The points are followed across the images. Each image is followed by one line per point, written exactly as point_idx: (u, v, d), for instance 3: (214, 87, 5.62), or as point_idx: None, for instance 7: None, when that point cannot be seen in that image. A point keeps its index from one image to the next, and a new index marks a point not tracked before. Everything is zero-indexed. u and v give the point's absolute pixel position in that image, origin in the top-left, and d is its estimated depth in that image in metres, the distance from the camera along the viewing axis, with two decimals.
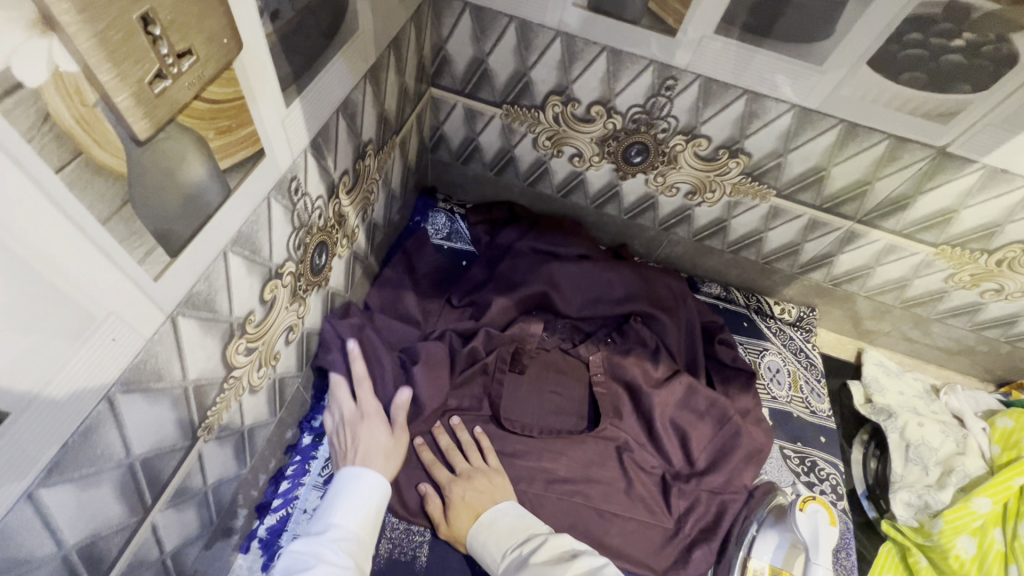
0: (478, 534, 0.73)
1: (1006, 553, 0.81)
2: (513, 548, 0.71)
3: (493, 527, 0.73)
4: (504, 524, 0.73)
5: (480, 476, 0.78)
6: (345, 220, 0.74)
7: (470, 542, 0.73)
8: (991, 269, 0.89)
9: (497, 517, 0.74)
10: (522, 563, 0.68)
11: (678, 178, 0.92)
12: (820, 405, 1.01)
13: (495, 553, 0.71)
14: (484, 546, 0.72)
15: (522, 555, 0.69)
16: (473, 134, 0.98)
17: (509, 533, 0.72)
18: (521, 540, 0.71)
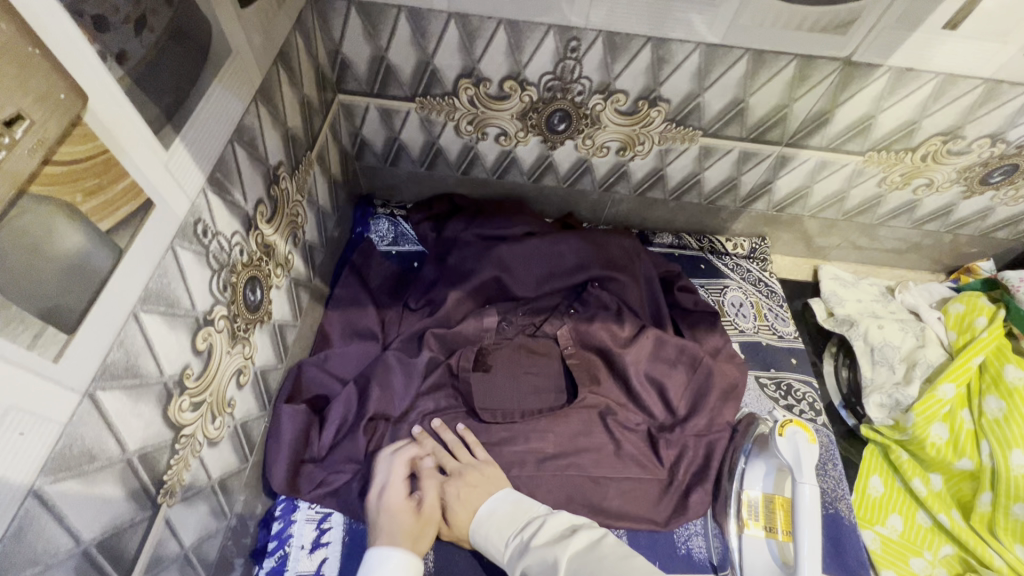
0: (476, 528, 0.71)
1: (976, 431, 0.85)
2: (513, 535, 0.70)
3: (490, 518, 0.71)
4: (502, 512, 0.72)
5: (473, 472, 0.77)
6: (273, 250, 0.71)
7: (472, 536, 0.72)
8: (919, 165, 0.91)
9: (493, 509, 0.72)
10: (525, 549, 0.67)
11: (606, 138, 0.91)
12: (786, 328, 1.03)
13: (498, 544, 0.70)
14: (485, 538, 0.71)
15: (524, 540, 0.68)
16: (393, 133, 0.95)
17: (507, 520, 0.71)
18: (521, 524, 0.70)
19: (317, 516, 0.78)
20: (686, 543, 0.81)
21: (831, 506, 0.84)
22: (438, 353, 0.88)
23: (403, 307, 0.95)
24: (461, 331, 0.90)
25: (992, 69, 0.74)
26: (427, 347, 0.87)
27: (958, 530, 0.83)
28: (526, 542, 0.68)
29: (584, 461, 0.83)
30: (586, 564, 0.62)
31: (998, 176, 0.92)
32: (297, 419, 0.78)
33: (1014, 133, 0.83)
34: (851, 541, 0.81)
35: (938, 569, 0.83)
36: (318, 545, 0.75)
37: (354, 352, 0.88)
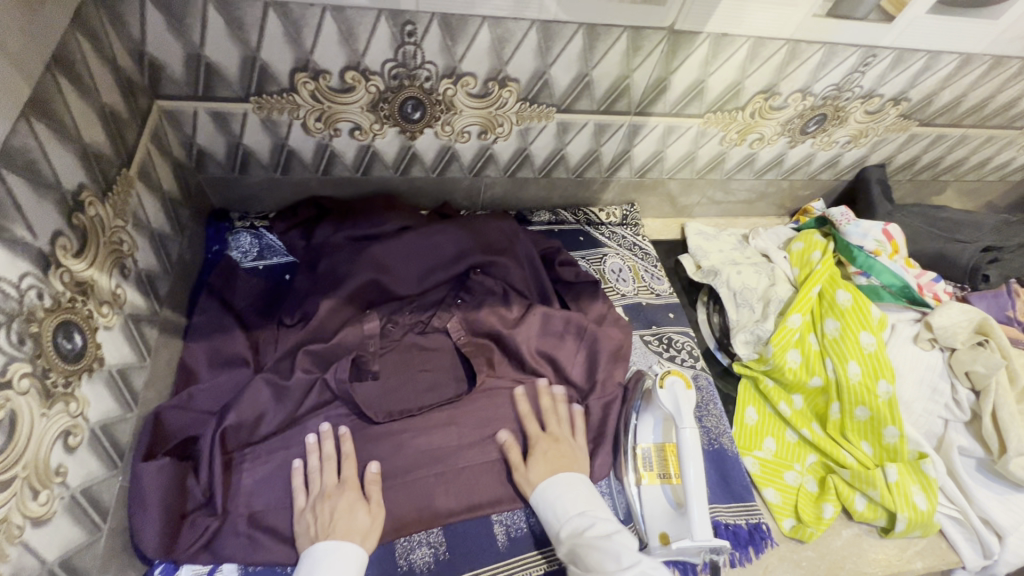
0: (546, 490, 0.77)
1: (821, 351, 0.97)
2: (583, 518, 0.73)
3: (560, 488, 0.77)
4: (583, 493, 0.76)
5: (547, 442, 0.84)
6: (92, 287, 0.61)
7: (537, 496, 0.78)
8: (750, 121, 1.00)
9: (571, 483, 0.78)
10: (599, 533, 0.69)
11: (464, 122, 0.90)
12: (662, 286, 1.10)
13: (568, 511, 0.74)
14: (552, 504, 0.76)
15: (593, 525, 0.71)
16: (233, 138, 0.87)
17: (584, 502, 0.75)
18: (594, 514, 0.74)
19: (205, 569, 0.71)
20: None
21: (715, 442, 0.92)
22: (316, 370, 0.84)
23: (277, 325, 0.88)
24: (340, 342, 0.86)
25: (791, 30, 0.83)
26: (297, 367, 0.82)
27: (819, 440, 0.94)
28: (594, 530, 0.70)
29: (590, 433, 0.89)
30: None
31: (813, 126, 1.03)
32: (163, 477, 0.69)
33: (819, 86, 0.94)
34: (735, 470, 0.90)
35: (807, 477, 0.94)
36: None
37: (221, 385, 0.80)
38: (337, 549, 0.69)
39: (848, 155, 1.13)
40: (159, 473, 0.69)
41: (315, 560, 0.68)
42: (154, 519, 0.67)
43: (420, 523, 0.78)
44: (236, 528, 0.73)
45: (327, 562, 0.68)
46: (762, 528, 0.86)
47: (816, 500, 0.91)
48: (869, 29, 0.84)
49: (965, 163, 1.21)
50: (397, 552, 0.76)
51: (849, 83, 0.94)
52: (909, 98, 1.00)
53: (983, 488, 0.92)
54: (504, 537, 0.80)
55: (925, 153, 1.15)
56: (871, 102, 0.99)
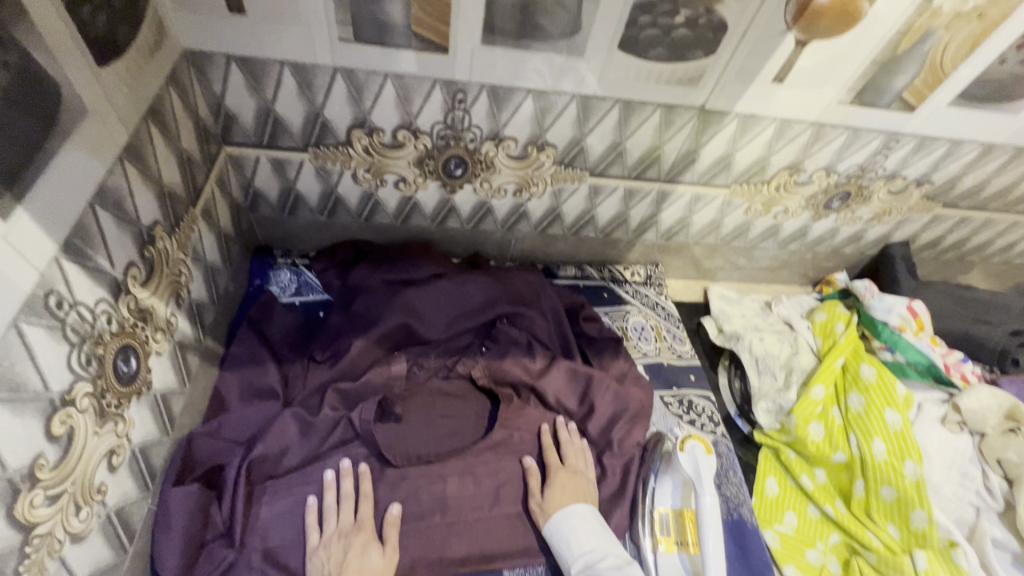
0: (555, 525, 0.79)
1: (845, 426, 0.96)
2: (592, 549, 0.77)
3: (572, 524, 0.79)
4: (587, 524, 0.79)
5: (566, 474, 0.85)
6: (150, 314, 0.66)
7: (550, 530, 0.80)
8: (776, 194, 1.04)
9: (577, 516, 0.80)
10: (610, 568, 0.74)
11: (502, 180, 0.95)
12: (683, 347, 1.11)
13: (581, 544, 0.77)
14: (566, 540, 0.78)
15: (604, 558, 0.75)
16: (288, 183, 0.93)
17: (598, 535, 0.78)
18: (601, 543, 0.78)
19: None
20: None
21: (735, 512, 0.90)
22: (342, 408, 0.87)
23: (308, 360, 0.91)
24: (367, 382, 0.89)
25: (816, 114, 0.88)
26: (324, 404, 0.85)
27: (843, 518, 0.92)
28: (608, 562, 0.75)
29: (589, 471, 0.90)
30: None
31: (837, 201, 1.07)
32: (190, 502, 0.71)
33: (843, 165, 0.98)
34: (755, 544, 0.87)
35: (830, 557, 0.91)
36: None
37: (250, 415, 0.82)
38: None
39: (871, 231, 1.16)
40: (187, 497, 0.71)
41: None
42: (176, 545, 0.69)
43: (430, 569, 0.78)
44: (250, 563, 0.73)
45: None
46: None
47: None
48: (891, 116, 0.89)
49: (991, 246, 1.22)
50: None
51: (872, 165, 0.98)
52: (933, 181, 1.03)
53: None
54: None
55: (950, 233, 1.17)
56: (895, 183, 1.02)
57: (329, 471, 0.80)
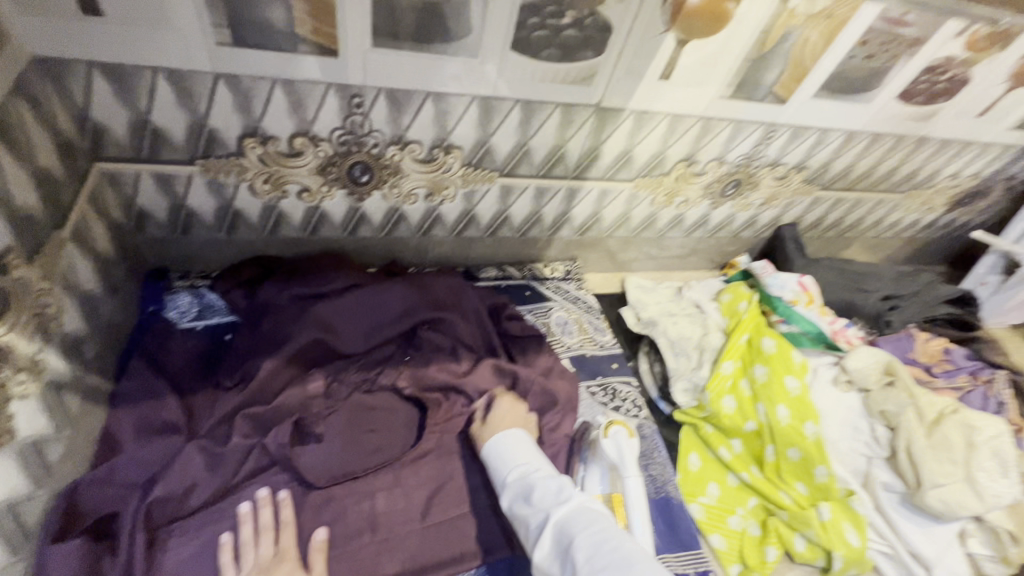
0: (491, 445, 0.83)
1: (753, 396, 1.03)
2: (525, 463, 0.79)
3: (508, 445, 0.82)
4: (522, 445, 0.83)
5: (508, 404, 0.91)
6: (8, 352, 0.58)
7: (487, 451, 0.83)
8: (676, 185, 1.10)
9: (511, 440, 0.83)
10: (540, 476, 0.76)
11: (412, 185, 0.94)
12: (605, 337, 1.15)
13: (513, 460, 0.80)
14: (502, 457, 0.81)
15: (535, 470, 0.78)
16: (177, 199, 0.87)
17: (531, 454, 0.81)
18: (534, 458, 0.80)
19: None
20: None
21: (661, 490, 0.94)
22: (256, 435, 0.81)
23: (214, 388, 0.85)
24: (281, 405, 0.84)
25: (703, 108, 0.94)
26: (234, 433, 0.79)
27: (758, 483, 0.98)
28: (538, 472, 0.77)
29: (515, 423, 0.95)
30: (590, 516, 0.67)
31: (731, 189, 1.15)
32: (75, 558, 0.64)
33: (732, 155, 1.06)
34: (682, 518, 0.92)
35: (750, 521, 0.97)
36: None
37: (148, 454, 0.75)
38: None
39: (764, 215, 1.26)
40: (72, 553, 0.64)
41: None
42: None
43: None
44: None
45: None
46: None
47: (759, 543, 0.94)
48: (767, 109, 0.97)
49: (864, 223, 1.36)
50: None
51: (757, 154, 1.07)
52: (809, 166, 1.13)
53: (909, 523, 0.97)
54: None
55: (830, 213, 1.30)
56: (778, 169, 1.12)
57: (244, 504, 0.75)
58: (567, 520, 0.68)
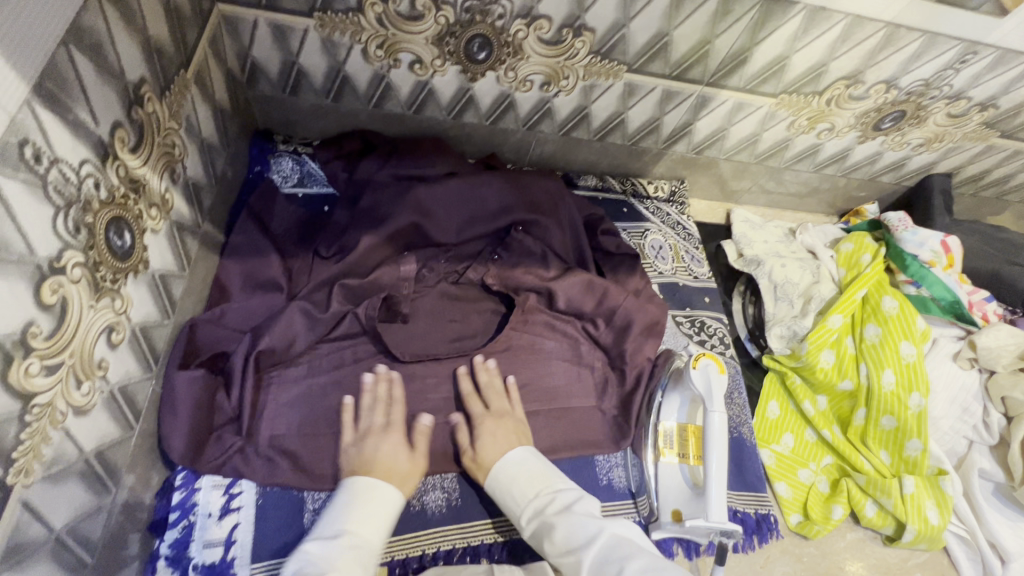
0: (497, 475, 0.72)
1: (857, 356, 0.95)
2: (534, 497, 0.70)
3: (517, 467, 0.72)
4: (530, 470, 0.72)
5: (490, 418, 0.79)
6: (144, 185, 0.60)
7: (493, 475, 0.73)
8: (824, 109, 0.95)
9: (521, 462, 0.73)
10: (562, 509, 0.66)
11: (529, 70, 0.85)
12: (700, 269, 1.08)
13: (526, 494, 0.70)
14: (506, 491, 0.71)
15: (553, 500, 0.68)
16: (290, 56, 0.83)
17: (535, 482, 0.71)
18: (550, 487, 0.70)
19: (224, 481, 0.72)
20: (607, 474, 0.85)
21: (736, 430, 0.91)
22: (349, 303, 0.83)
23: (312, 255, 0.86)
24: (375, 280, 0.85)
25: (893, 13, 0.77)
26: (331, 302, 0.81)
27: (839, 443, 0.93)
28: (554, 504, 0.67)
29: (563, 334, 0.93)
30: (620, 551, 0.58)
31: (889, 122, 0.98)
32: (196, 386, 0.70)
33: (906, 80, 0.88)
34: (751, 460, 0.90)
35: (821, 477, 0.94)
36: (228, 512, 0.71)
37: (255, 305, 0.79)
38: (380, 490, 0.67)
39: (916, 159, 1.08)
40: (193, 381, 0.70)
41: (350, 498, 0.66)
42: (181, 426, 0.69)
43: (434, 464, 0.80)
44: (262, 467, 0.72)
45: (358, 500, 0.66)
46: (770, 519, 0.86)
47: (825, 499, 0.92)
48: (976, 22, 0.78)
49: None
50: (411, 491, 0.78)
51: (939, 81, 0.88)
52: (998, 105, 0.93)
53: (997, 512, 0.91)
54: None
55: (997, 168, 1.10)
56: (957, 104, 0.93)
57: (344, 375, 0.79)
58: (603, 559, 0.58)
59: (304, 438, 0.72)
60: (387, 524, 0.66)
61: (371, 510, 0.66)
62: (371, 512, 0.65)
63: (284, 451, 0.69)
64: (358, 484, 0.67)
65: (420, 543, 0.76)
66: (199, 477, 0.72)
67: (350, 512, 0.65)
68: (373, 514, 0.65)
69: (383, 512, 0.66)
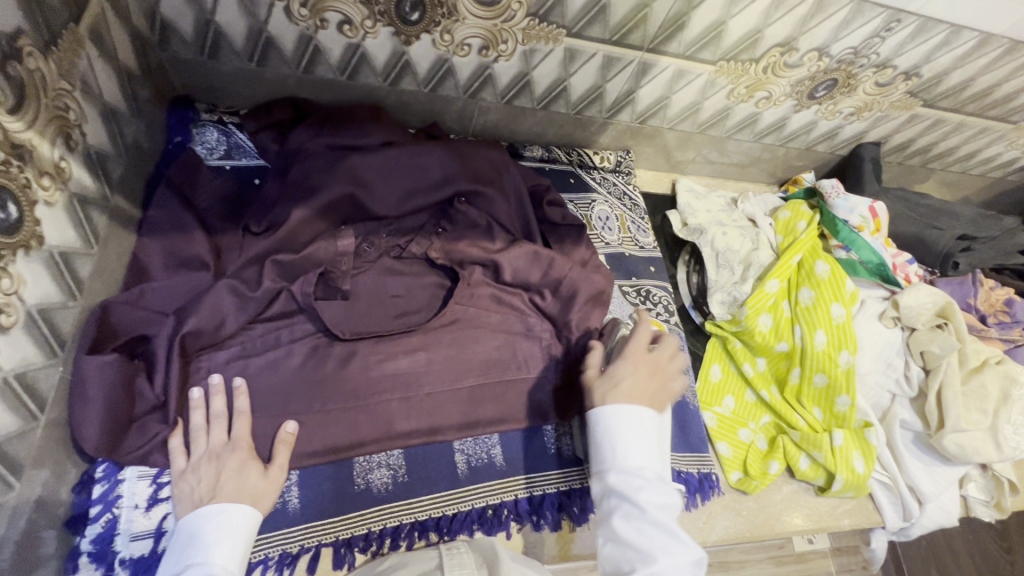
0: (609, 423, 0.74)
1: (792, 319, 0.99)
2: (636, 463, 0.72)
3: (630, 426, 0.74)
4: (641, 429, 0.74)
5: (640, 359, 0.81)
6: (29, 151, 0.54)
7: (604, 423, 0.75)
8: (762, 76, 0.96)
9: (644, 420, 0.74)
10: (635, 503, 0.69)
11: (466, 33, 0.82)
12: (646, 239, 1.09)
13: (629, 459, 0.72)
14: (616, 442, 0.74)
15: (636, 485, 0.71)
16: (204, 13, 0.77)
17: (640, 448, 0.73)
18: (645, 463, 0.72)
19: (151, 471, 0.69)
20: (555, 442, 0.87)
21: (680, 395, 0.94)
22: (283, 280, 0.79)
23: (244, 232, 0.81)
24: (310, 255, 0.81)
25: None
26: (263, 279, 0.77)
27: (775, 402, 0.98)
28: (643, 487, 0.70)
29: (511, 307, 0.92)
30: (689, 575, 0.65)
31: (822, 91, 1.01)
32: (110, 372, 0.65)
33: (837, 47, 0.90)
34: (694, 421, 0.93)
35: (759, 436, 0.99)
36: (155, 502, 0.68)
37: (175, 285, 0.74)
38: (228, 513, 0.64)
39: (848, 128, 1.12)
40: (105, 364, 0.64)
41: (197, 530, 0.63)
42: (91, 416, 0.64)
43: (379, 443, 0.78)
44: (196, 466, 0.68)
45: (212, 530, 0.63)
46: (711, 478, 0.91)
47: (763, 456, 0.96)
48: None
49: (954, 153, 1.22)
50: (356, 470, 0.77)
51: (867, 49, 0.91)
52: (921, 74, 0.97)
53: (916, 459, 0.99)
54: (464, 465, 0.81)
55: (921, 137, 1.16)
56: (884, 73, 0.96)
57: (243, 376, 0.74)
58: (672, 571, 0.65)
59: (227, 456, 0.68)
60: (244, 541, 0.65)
61: (226, 534, 0.63)
62: (228, 536, 0.63)
63: (205, 477, 0.67)
64: (210, 514, 0.64)
65: (366, 520, 0.75)
66: (123, 469, 0.68)
67: (200, 545, 0.62)
68: (222, 536, 0.63)
69: (242, 532, 0.64)
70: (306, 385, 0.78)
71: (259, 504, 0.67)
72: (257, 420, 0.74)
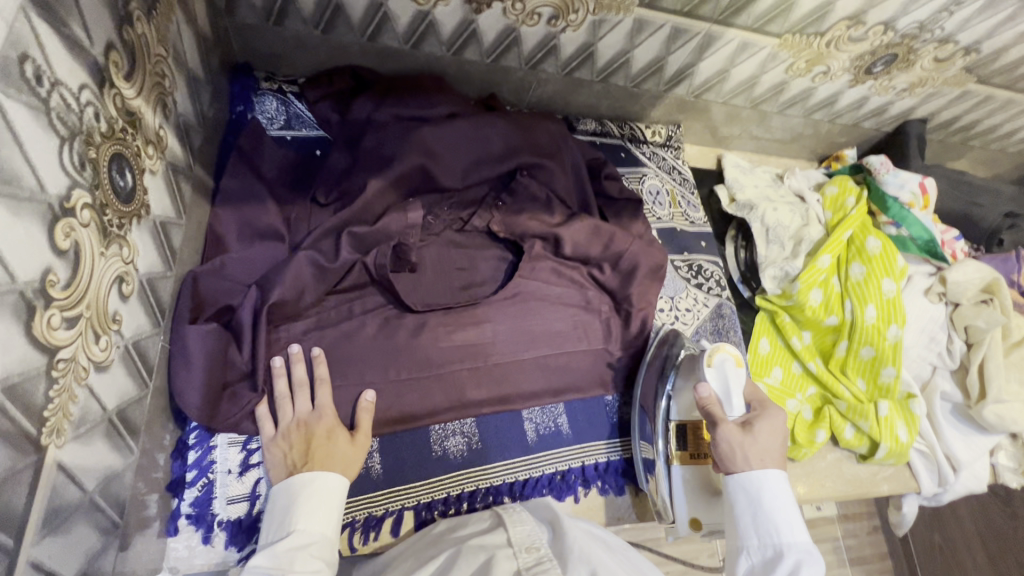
0: (748, 491, 0.68)
1: (842, 294, 1.01)
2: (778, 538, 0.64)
3: (769, 493, 0.68)
4: (779, 501, 0.67)
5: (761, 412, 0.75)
6: (139, 119, 0.53)
7: (736, 487, 0.70)
8: (823, 51, 0.96)
9: (780, 491, 0.68)
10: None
11: (538, 2, 0.81)
12: (696, 214, 1.10)
13: (770, 533, 0.65)
14: (756, 512, 0.67)
15: (781, 560, 0.62)
16: None
17: (785, 521, 0.65)
18: (787, 537, 0.64)
19: (240, 437, 0.70)
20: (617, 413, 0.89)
21: None
22: (358, 252, 0.79)
23: (310, 202, 0.81)
24: (383, 228, 0.81)
25: None
26: (341, 250, 0.77)
27: (822, 374, 1.01)
28: (789, 563, 0.61)
29: (571, 281, 0.93)
30: None
31: (880, 66, 1.01)
32: (210, 340, 0.67)
33: (904, 21, 0.90)
34: None
35: (805, 406, 1.02)
36: (247, 468, 0.69)
37: (254, 256, 0.74)
38: (318, 482, 0.64)
39: (897, 105, 1.12)
40: (204, 332, 0.66)
41: (291, 496, 0.63)
42: (191, 384, 0.65)
43: (453, 410, 0.80)
44: (285, 432, 0.69)
45: (305, 497, 0.63)
46: None
47: (810, 425, 0.99)
48: None
49: (995, 131, 1.23)
50: (432, 437, 0.79)
51: (933, 23, 0.91)
52: (980, 50, 0.97)
53: (953, 428, 1.03)
54: (533, 433, 0.83)
55: (967, 114, 1.17)
56: (944, 48, 0.96)
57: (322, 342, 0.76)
58: None
59: (316, 422, 0.69)
60: (338, 511, 0.64)
61: (317, 504, 0.63)
62: (318, 504, 0.62)
63: (296, 444, 0.67)
64: (302, 481, 0.63)
65: (444, 484, 0.77)
66: (215, 435, 0.69)
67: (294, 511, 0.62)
68: (319, 504, 0.63)
69: (332, 503, 0.63)
70: (381, 355, 0.79)
71: (347, 473, 0.67)
72: (338, 388, 0.75)
